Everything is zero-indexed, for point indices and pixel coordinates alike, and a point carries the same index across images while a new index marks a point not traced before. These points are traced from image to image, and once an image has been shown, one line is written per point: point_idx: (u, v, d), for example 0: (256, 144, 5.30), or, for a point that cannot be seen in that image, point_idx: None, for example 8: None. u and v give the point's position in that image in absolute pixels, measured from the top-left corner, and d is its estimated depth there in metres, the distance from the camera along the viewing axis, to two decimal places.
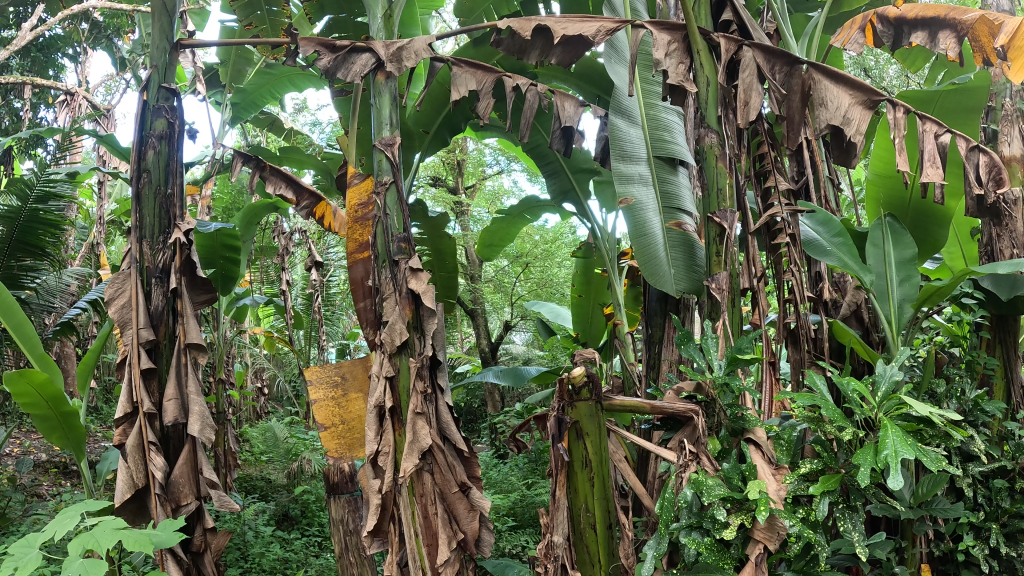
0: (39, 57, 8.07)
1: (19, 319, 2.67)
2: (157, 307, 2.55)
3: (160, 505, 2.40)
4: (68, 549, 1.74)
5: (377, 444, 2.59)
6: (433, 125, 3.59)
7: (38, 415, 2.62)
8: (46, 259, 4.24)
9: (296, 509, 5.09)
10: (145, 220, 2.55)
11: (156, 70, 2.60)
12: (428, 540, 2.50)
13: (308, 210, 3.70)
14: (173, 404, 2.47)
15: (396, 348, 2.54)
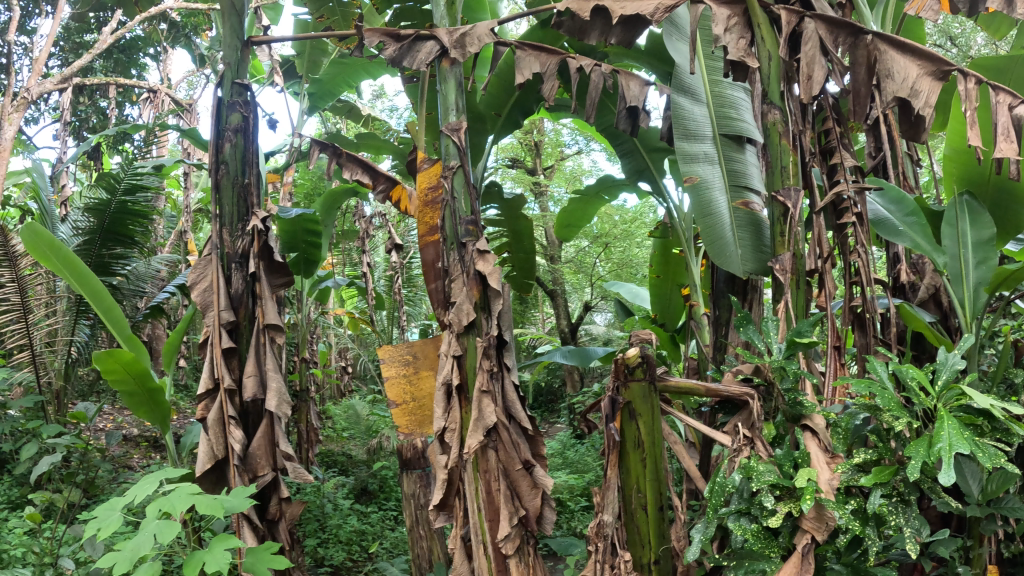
0: (121, 58, 8.57)
1: (108, 303, 2.88)
2: (237, 291, 2.70)
3: (238, 476, 2.55)
4: (147, 510, 1.94)
5: (445, 421, 2.51)
6: (504, 107, 3.51)
7: (126, 391, 2.82)
8: (135, 247, 4.52)
9: (374, 484, 5.30)
10: (224, 208, 2.70)
11: (230, 66, 2.75)
12: (491, 514, 2.45)
13: (385, 193, 3.64)
14: (252, 380, 2.62)
15: (463, 329, 2.46)
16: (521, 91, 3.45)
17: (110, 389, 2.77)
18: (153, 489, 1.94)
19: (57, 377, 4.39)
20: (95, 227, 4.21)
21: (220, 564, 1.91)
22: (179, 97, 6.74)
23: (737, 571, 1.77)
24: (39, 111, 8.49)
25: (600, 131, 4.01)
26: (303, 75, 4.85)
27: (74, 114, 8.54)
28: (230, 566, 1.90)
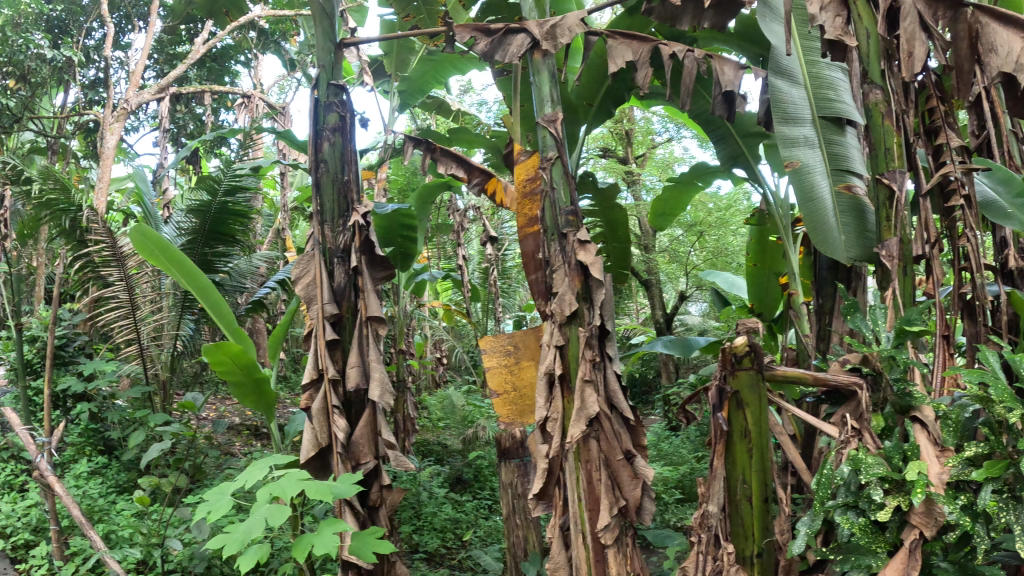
0: (212, 67, 8.79)
1: (214, 298, 3.02)
2: (340, 284, 2.80)
3: (341, 463, 2.63)
4: (257, 495, 2.00)
5: (547, 410, 2.51)
6: (597, 97, 3.46)
7: (233, 381, 2.94)
8: (237, 245, 4.73)
9: (469, 474, 5.39)
10: (325, 205, 2.80)
11: (324, 69, 2.82)
12: (591, 504, 2.46)
13: (478, 187, 3.35)
14: (356, 370, 2.70)
15: (566, 318, 2.41)
16: (615, 79, 3.35)
17: (219, 379, 2.91)
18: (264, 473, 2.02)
19: (163, 368, 4.61)
20: (199, 228, 4.45)
21: (326, 548, 1.94)
22: (271, 100, 6.88)
23: (844, 566, 1.74)
24: (140, 120, 8.90)
25: (693, 117, 3.91)
26: (393, 74, 4.93)
27: (173, 123, 8.84)
28: (337, 549, 1.94)
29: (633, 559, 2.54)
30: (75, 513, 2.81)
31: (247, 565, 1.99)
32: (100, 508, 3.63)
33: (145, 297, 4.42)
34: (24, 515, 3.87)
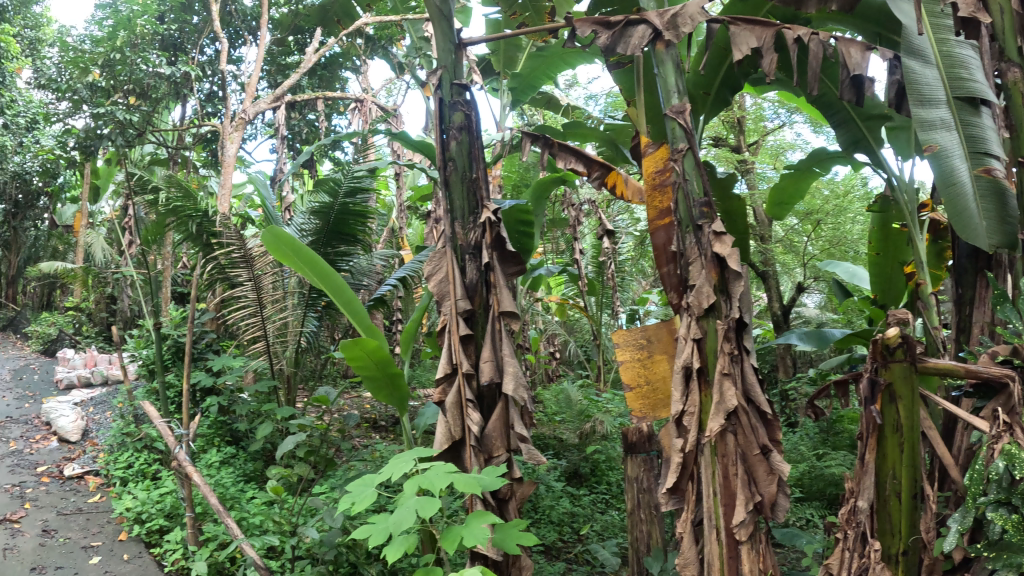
0: (324, 74, 9.12)
1: (347, 296, 3.13)
2: (472, 280, 2.86)
3: (474, 455, 2.68)
4: (404, 487, 1.98)
5: (683, 405, 2.50)
6: (712, 85, 3.40)
7: (369, 376, 3.05)
8: (359, 244, 4.85)
9: (586, 467, 5.23)
10: (455, 203, 2.87)
11: (446, 70, 2.90)
12: (726, 500, 2.43)
13: (598, 181, 3.32)
14: (489, 366, 2.76)
15: (703, 311, 2.42)
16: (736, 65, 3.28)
17: (354, 373, 3.02)
18: (410, 464, 2.00)
19: (288, 363, 4.78)
20: (322, 228, 4.64)
21: (479, 538, 1.87)
22: (382, 104, 7.00)
23: (996, 563, 1.69)
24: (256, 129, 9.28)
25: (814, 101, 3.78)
26: (501, 71, 4.90)
27: (288, 131, 9.14)
28: (488, 538, 1.84)
29: (765, 557, 2.46)
30: (213, 501, 3.01)
31: (396, 556, 1.89)
32: (231, 496, 3.82)
33: (271, 296, 4.55)
34: (159, 501, 4.10)
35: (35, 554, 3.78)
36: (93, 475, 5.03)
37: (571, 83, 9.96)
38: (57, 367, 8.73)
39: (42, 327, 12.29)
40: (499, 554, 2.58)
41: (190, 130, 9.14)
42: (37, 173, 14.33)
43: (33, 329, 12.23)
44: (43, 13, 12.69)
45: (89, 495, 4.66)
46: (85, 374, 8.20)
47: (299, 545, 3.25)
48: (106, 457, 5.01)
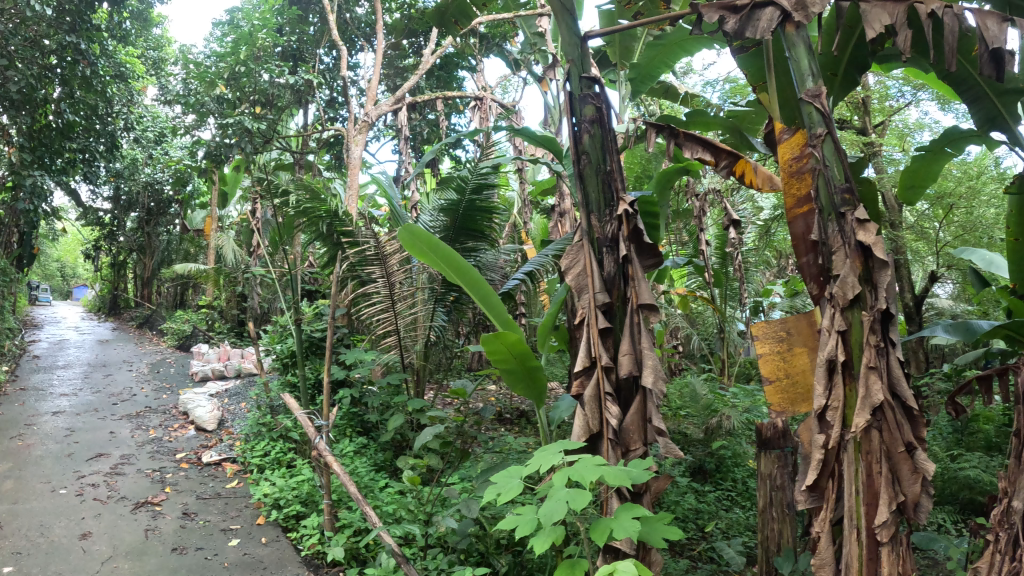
0: (442, 75, 9.41)
1: (484, 290, 3.21)
2: (609, 273, 2.83)
3: (611, 449, 2.66)
4: (555, 479, 2.04)
5: (826, 400, 2.40)
6: (840, 66, 3.27)
7: (508, 371, 3.10)
8: (486, 240, 5.00)
9: (711, 463, 5.08)
10: (590, 196, 2.88)
11: (573, 64, 2.93)
12: (869, 499, 2.31)
13: (727, 170, 3.26)
14: (628, 359, 2.73)
15: (848, 302, 2.32)
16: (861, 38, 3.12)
17: (493, 366, 3.08)
18: (561, 457, 2.05)
19: (417, 357, 5.03)
20: (450, 225, 4.83)
21: (628, 533, 1.97)
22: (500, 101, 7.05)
23: None
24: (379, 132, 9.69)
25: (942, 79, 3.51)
26: (618, 63, 4.90)
27: (409, 132, 9.52)
28: (639, 533, 1.95)
29: (907, 560, 2.32)
30: (353, 490, 3.27)
31: (543, 547, 1.99)
32: (365, 487, 4.05)
33: (402, 292, 4.76)
34: (295, 488, 4.33)
35: (176, 535, 3.91)
36: (228, 463, 5.40)
37: (687, 70, 9.77)
38: (194, 362, 9.44)
39: (180, 325, 13.34)
40: (632, 548, 2.49)
41: (311, 136, 9.65)
42: (170, 183, 15.54)
43: (171, 327, 13.29)
44: (163, 34, 13.60)
45: (227, 481, 4.98)
46: (218, 368, 8.81)
47: (430, 533, 3.48)
48: (242, 446, 5.45)
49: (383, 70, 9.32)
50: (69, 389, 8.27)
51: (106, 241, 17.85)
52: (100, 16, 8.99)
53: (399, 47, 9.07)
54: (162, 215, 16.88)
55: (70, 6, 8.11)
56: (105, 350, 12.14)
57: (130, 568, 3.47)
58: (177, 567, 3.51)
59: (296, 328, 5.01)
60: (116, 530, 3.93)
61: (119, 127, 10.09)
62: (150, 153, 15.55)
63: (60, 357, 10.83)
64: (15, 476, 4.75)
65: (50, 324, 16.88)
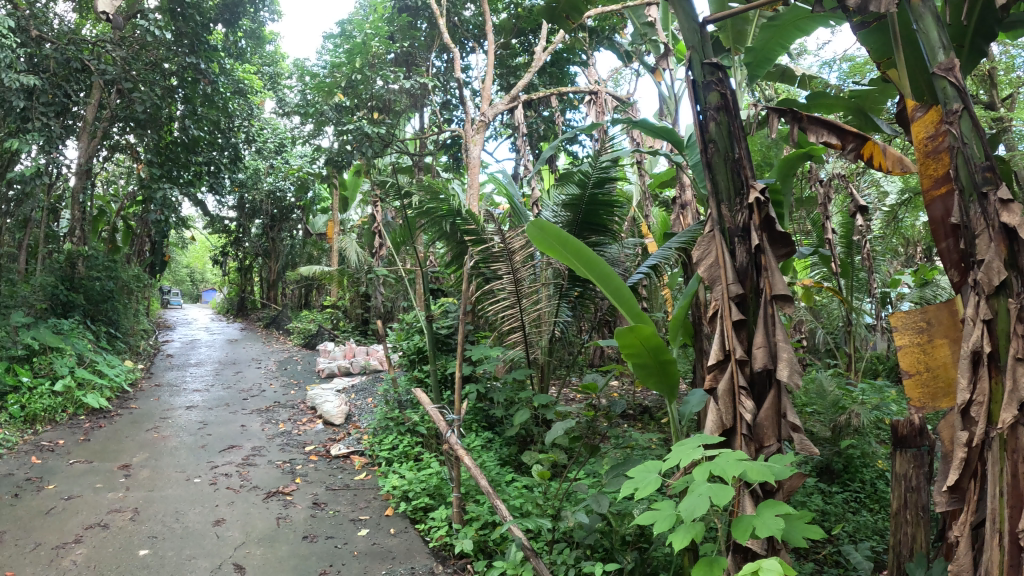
0: (554, 72, 9.44)
1: (615, 283, 3.16)
2: (742, 263, 2.67)
3: (745, 445, 2.56)
4: (697, 474, 2.03)
5: (971, 393, 2.26)
6: (967, 34, 2.94)
7: (640, 364, 3.02)
8: (611, 234, 4.97)
9: (839, 464, 4.69)
10: (720, 185, 2.71)
11: (694, 50, 2.83)
12: (1014, 501, 2.08)
13: (854, 154, 3.02)
14: (762, 352, 2.55)
15: (993, 289, 2.15)
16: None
17: (625, 359, 3.01)
18: (700, 454, 2.05)
19: (542, 352, 5.05)
20: (574, 220, 4.84)
21: (770, 530, 1.97)
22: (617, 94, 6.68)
23: None
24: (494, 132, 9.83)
25: None
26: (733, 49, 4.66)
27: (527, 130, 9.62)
28: (780, 530, 1.94)
29: None
30: (484, 484, 3.33)
31: (682, 542, 1.99)
32: (499, 483, 4.13)
33: (528, 288, 4.79)
34: (423, 481, 4.47)
35: (307, 524, 4.07)
36: (356, 456, 5.64)
37: (801, 51, 9.35)
38: (320, 360, 9.94)
39: (308, 325, 14.10)
40: (763, 548, 2.32)
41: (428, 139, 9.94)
42: (292, 190, 16.48)
43: (298, 326, 14.07)
44: (278, 49, 14.32)
45: (355, 473, 5.21)
46: (343, 365, 9.22)
47: (557, 529, 3.42)
48: (371, 439, 5.71)
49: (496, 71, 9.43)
50: (204, 385, 8.90)
51: (233, 248, 19.13)
52: (217, 37, 9.60)
53: (508, 46, 9.19)
54: (285, 221, 17.95)
55: (186, 29, 8.69)
56: (236, 349, 12.98)
57: (263, 553, 3.59)
58: (307, 554, 3.62)
59: (427, 326, 5.14)
60: (252, 516, 4.17)
61: (242, 139, 10.76)
62: (273, 163, 16.55)
63: (194, 356, 11.68)
64: (156, 466, 5.15)
65: (185, 325, 18.22)
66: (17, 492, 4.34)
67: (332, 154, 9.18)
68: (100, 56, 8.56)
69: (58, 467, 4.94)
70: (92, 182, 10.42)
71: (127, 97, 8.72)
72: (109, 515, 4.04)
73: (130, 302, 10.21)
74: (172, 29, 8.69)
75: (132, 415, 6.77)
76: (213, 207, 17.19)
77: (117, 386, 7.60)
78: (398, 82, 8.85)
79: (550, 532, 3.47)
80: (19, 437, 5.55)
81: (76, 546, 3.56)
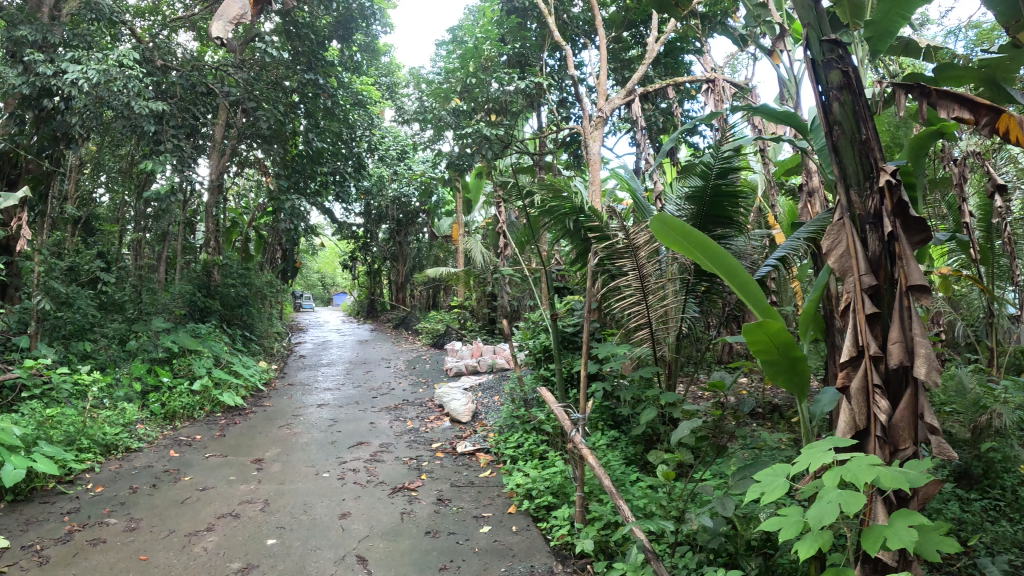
0: (669, 62, 9.22)
1: (742, 276, 3.02)
2: (875, 252, 2.43)
3: (879, 447, 2.29)
4: (826, 479, 1.86)
5: None
6: None
7: (769, 361, 2.82)
8: (737, 227, 4.72)
9: (976, 467, 4.30)
10: (847, 169, 2.51)
11: (811, 29, 2.66)
12: None
13: (990, 129, 2.66)
14: (897, 347, 2.29)
15: None
16: None
17: (754, 357, 2.82)
18: (829, 457, 1.88)
19: (670, 349, 4.90)
20: (698, 213, 4.65)
21: (901, 541, 1.80)
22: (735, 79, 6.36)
23: None
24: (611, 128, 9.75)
25: None
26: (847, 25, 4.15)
27: (645, 124, 9.44)
28: (912, 543, 1.77)
29: None
30: (607, 483, 3.16)
31: (807, 551, 1.87)
32: (623, 480, 4.08)
33: (654, 284, 4.69)
34: (547, 480, 4.48)
35: (431, 520, 4.19)
36: (482, 454, 5.76)
37: (925, 21, 8.66)
38: (450, 358, 10.27)
39: (435, 325, 14.57)
40: (895, 560, 2.12)
41: (547, 139, 10.00)
42: (416, 195, 17.11)
43: (426, 327, 14.55)
44: (394, 60, 14.85)
45: (480, 470, 5.31)
46: (472, 364, 9.44)
47: (680, 530, 3.19)
48: (497, 436, 5.87)
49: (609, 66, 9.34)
50: (336, 384, 9.39)
51: (362, 253, 20.09)
52: (333, 53, 10.08)
53: (620, 40, 9.07)
54: (411, 225, 18.69)
55: (303, 48, 9.22)
56: (366, 349, 13.60)
57: (386, 547, 3.72)
58: (429, 550, 3.71)
59: (551, 324, 5.13)
60: (377, 511, 4.34)
61: (364, 149, 11.28)
62: (397, 170, 17.24)
63: (327, 356, 12.38)
64: (287, 460, 5.49)
65: (316, 328, 19.33)
66: (158, 482, 4.76)
67: (453, 158, 9.41)
68: (225, 80, 9.23)
69: (197, 460, 5.37)
70: (225, 197, 11.27)
71: (252, 116, 9.34)
72: (240, 506, 4.34)
73: (263, 307, 10.96)
74: (291, 49, 9.21)
75: (266, 412, 7.26)
76: (341, 215, 18.11)
77: (252, 384, 8.18)
78: (513, 83, 8.86)
79: (672, 534, 3.21)
80: (160, 432, 6.08)
81: (207, 534, 3.85)
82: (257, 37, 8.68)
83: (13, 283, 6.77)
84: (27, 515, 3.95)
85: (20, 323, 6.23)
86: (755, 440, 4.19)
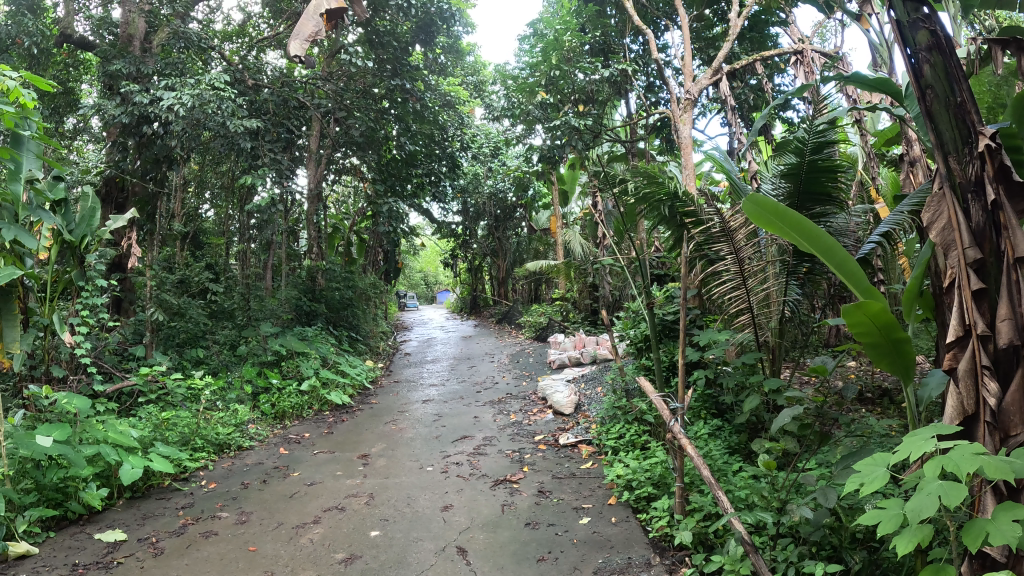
0: (755, 36, 8.90)
1: (841, 254, 2.87)
2: (978, 223, 2.25)
3: (989, 434, 2.14)
4: (926, 469, 1.76)
5: None
6: None
7: (871, 343, 2.67)
8: (837, 204, 4.47)
9: None
10: (943, 136, 2.35)
11: None
12: None
13: None
14: (1007, 325, 2.13)
15: None
16: None
17: (855, 340, 2.69)
18: (930, 446, 1.76)
19: (773, 334, 4.72)
20: (795, 191, 4.43)
21: (1007, 537, 1.69)
22: (824, 48, 6.04)
23: None
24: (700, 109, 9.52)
25: None
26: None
27: (736, 102, 9.14)
28: (1017, 540, 1.66)
29: None
30: (705, 473, 3.08)
31: (906, 545, 1.78)
32: (723, 469, 3.99)
33: (753, 267, 4.53)
34: (647, 471, 4.42)
35: (530, 512, 4.23)
36: (585, 445, 5.75)
37: None
38: (552, 351, 10.34)
39: (537, 317, 14.69)
40: (1004, 556, 2.01)
41: (636, 126, 9.87)
42: (511, 190, 17.30)
43: (529, 320, 14.68)
44: (477, 59, 14.98)
45: (582, 462, 5.32)
46: (574, 356, 9.46)
47: (782, 522, 3.09)
48: (599, 427, 5.84)
49: (693, 46, 9.09)
50: (441, 380, 9.62)
51: (463, 250, 20.51)
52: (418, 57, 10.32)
53: (701, 19, 8.82)
54: (509, 220, 18.88)
55: (385, 55, 9.44)
56: (470, 345, 13.82)
57: (485, 538, 3.80)
58: (528, 541, 3.75)
59: (647, 313, 5.03)
60: (478, 503, 4.43)
61: (456, 148, 11.49)
62: (491, 167, 17.44)
63: (434, 353, 12.74)
64: (391, 455, 5.69)
65: (421, 325, 19.86)
66: (268, 478, 5.04)
67: (543, 151, 9.40)
68: (315, 93, 9.60)
69: (304, 457, 5.64)
70: (326, 204, 11.78)
71: (344, 125, 9.72)
72: (345, 500, 4.54)
73: (368, 308, 11.40)
74: (374, 57, 9.44)
75: (373, 410, 7.55)
76: (440, 215, 18.46)
77: (359, 383, 8.53)
78: (597, 72, 8.81)
79: (774, 526, 3.12)
80: (271, 431, 6.42)
81: (313, 525, 4.06)
82: (340, 50, 8.97)
83: (129, 297, 7.33)
84: (145, 511, 4.28)
85: (139, 334, 6.74)
86: (866, 426, 3.99)
